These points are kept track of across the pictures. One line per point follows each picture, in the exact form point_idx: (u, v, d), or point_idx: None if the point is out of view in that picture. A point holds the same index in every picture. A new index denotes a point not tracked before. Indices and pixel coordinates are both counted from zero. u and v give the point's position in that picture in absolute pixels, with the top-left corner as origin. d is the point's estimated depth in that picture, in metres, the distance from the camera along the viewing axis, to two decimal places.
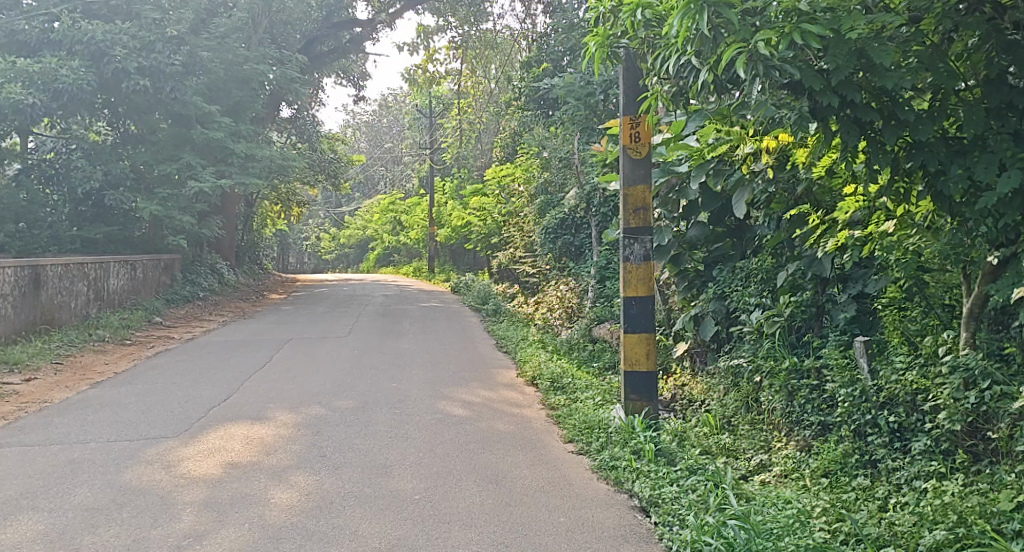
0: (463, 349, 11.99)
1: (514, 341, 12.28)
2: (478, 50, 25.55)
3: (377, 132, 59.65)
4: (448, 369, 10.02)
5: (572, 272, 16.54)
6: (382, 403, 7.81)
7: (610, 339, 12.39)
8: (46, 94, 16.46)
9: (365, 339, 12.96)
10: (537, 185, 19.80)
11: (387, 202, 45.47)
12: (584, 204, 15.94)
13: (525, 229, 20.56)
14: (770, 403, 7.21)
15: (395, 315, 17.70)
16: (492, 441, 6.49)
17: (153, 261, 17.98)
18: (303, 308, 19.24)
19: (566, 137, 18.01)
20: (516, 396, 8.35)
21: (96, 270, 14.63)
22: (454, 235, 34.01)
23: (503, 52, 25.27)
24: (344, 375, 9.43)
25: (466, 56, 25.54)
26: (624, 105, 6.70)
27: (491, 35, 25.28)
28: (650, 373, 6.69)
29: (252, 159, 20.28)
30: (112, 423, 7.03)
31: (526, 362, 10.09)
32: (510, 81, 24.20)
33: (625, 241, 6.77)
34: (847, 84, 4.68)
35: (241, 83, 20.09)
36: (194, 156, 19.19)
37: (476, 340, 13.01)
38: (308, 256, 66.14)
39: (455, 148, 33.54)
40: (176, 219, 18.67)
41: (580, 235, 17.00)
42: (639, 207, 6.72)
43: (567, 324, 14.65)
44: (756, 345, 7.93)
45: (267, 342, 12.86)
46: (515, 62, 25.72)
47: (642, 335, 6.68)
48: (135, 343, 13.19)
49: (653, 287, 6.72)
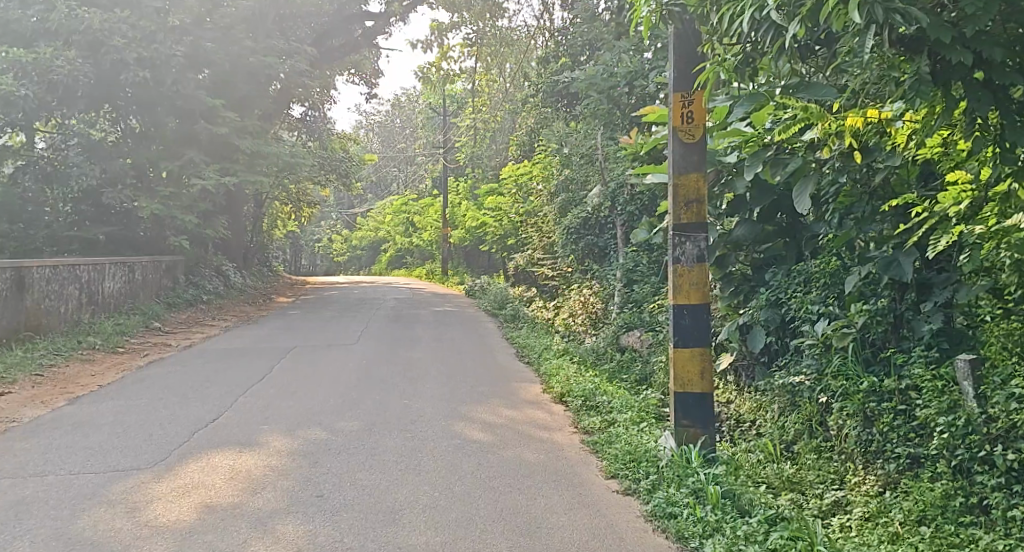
0: (481, 359, 11.03)
1: (536, 350, 11.31)
2: (493, 48, 24.56)
3: (390, 133, 58.86)
4: (465, 383, 9.06)
5: (596, 276, 15.58)
6: (391, 425, 6.83)
7: (638, 349, 11.54)
8: (41, 86, 15.63)
9: (376, 347, 12.03)
10: (557, 184, 18.83)
11: (399, 203, 44.61)
12: (608, 204, 15.00)
13: (544, 229, 19.60)
14: (842, 428, 6.29)
15: (408, 320, 16.73)
16: (524, 472, 5.59)
17: (154, 263, 17.08)
18: (311, 312, 18.32)
19: (588, 133, 17.05)
20: (543, 416, 7.37)
21: (90, 272, 13.76)
22: (468, 237, 33.10)
23: (519, 49, 24.21)
24: (350, 390, 8.49)
25: (481, 53, 24.64)
26: (675, 79, 5.69)
27: (506, 32, 24.21)
28: (706, 394, 5.68)
29: (258, 157, 19.42)
30: (79, 450, 6.06)
31: (551, 376, 9.11)
32: (528, 77, 23.25)
33: (674, 239, 5.78)
34: (983, 36, 3.67)
35: (247, 77, 19.19)
36: (198, 153, 18.20)
37: (495, 349, 12.04)
38: (320, 258, 65.39)
39: (469, 148, 32.65)
40: (179, 219, 17.79)
41: (604, 235, 16.01)
42: (692, 200, 5.73)
43: (591, 331, 13.68)
44: (820, 362, 6.97)
45: (269, 350, 11.92)
46: (532, 58, 24.76)
47: (695, 348, 5.70)
48: (128, 351, 12.26)
49: (708, 294, 5.72)
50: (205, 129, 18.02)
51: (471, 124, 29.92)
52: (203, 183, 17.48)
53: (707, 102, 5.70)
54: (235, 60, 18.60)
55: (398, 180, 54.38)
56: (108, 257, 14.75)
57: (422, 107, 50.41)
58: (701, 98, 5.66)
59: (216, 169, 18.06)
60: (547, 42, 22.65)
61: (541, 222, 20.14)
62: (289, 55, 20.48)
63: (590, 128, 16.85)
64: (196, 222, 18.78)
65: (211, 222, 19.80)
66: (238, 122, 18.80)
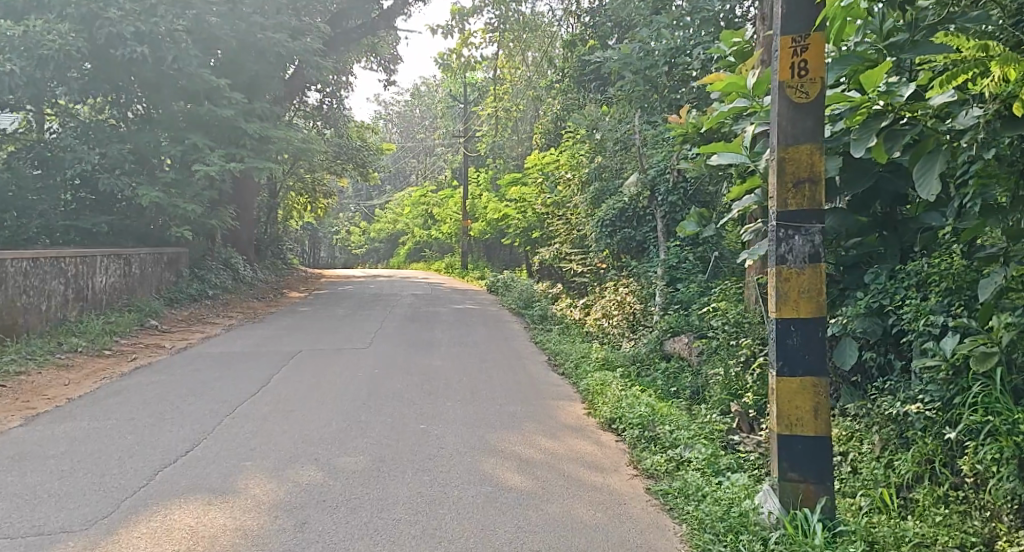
0: (509, 369, 9.67)
1: (572, 359, 9.93)
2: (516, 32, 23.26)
3: (409, 123, 57.50)
4: (492, 401, 7.70)
5: (633, 273, 14.12)
6: (406, 463, 5.48)
7: (687, 359, 10.22)
8: (29, 61, 14.39)
9: (391, 353, 10.68)
10: (588, 172, 17.37)
11: (419, 195, 43.15)
12: (648, 194, 13.55)
13: (573, 221, 18.14)
14: (989, 480, 4.91)
15: (426, 319, 15.39)
16: (580, 542, 4.30)
17: (154, 255, 15.73)
18: (322, 310, 16.98)
19: (624, 118, 15.60)
20: (591, 450, 6.01)
21: (79, 265, 12.46)
22: (489, 230, 31.68)
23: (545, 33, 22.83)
24: (355, 409, 7.15)
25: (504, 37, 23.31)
26: (783, 19, 4.30)
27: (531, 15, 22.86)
28: (821, 440, 4.28)
29: (267, 141, 18.08)
30: (5, 498, 4.75)
31: (596, 394, 7.68)
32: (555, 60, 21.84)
33: (778, 232, 4.38)
34: None
35: (256, 56, 17.79)
36: (203, 137, 16.82)
37: (525, 356, 10.69)
38: (339, 251, 64.18)
39: (490, 137, 31.23)
40: (180, 209, 16.44)
41: (642, 229, 14.47)
42: (803, 178, 4.33)
43: (630, 336, 12.29)
44: (945, 388, 5.56)
45: (272, 355, 10.59)
46: (558, 41, 23.35)
47: (807, 379, 4.29)
48: (115, 354, 10.94)
49: (825, 305, 4.31)
50: (209, 111, 16.65)
51: (492, 112, 28.47)
52: (205, 168, 16.08)
53: (825, 50, 4.31)
54: (243, 38, 17.26)
55: (416, 172, 53.00)
56: (100, 249, 13.43)
57: (441, 96, 49.00)
58: (818, 45, 4.28)
59: (221, 154, 16.69)
60: (575, 23, 21.19)
61: (569, 213, 18.70)
62: (299, 33, 19.12)
63: (626, 111, 15.38)
64: (201, 212, 17.41)
65: (218, 212, 18.45)
66: (244, 104, 17.39)
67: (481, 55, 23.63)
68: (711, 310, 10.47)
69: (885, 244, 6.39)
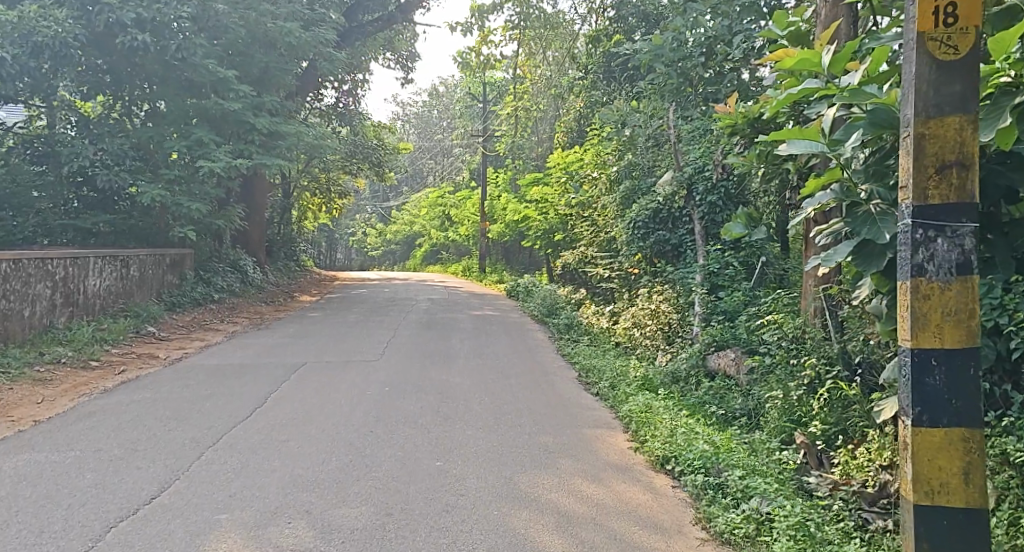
0: (538, 388, 8.60)
1: (608, 376, 8.87)
2: (537, 31, 23.02)
3: (427, 124, 56.55)
4: (520, 428, 6.67)
5: (669, 279, 12.99)
6: (418, 519, 4.49)
7: (736, 379, 9.21)
8: (23, 48, 13.46)
9: (404, 366, 9.62)
10: (617, 170, 16.24)
11: (436, 196, 42.01)
12: (685, 193, 12.81)
13: (600, 223, 17.01)
14: None
15: (443, 327, 14.31)
16: None
17: (155, 256, 14.43)
18: (333, 316, 15.90)
19: (659, 113, 14.50)
20: (643, 501, 4.98)
21: (69, 268, 11.37)
22: (509, 233, 30.60)
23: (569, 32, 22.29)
24: (362, 439, 6.14)
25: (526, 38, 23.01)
26: None
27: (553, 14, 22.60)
28: (972, 512, 3.23)
29: (276, 137, 17.08)
30: None
31: (642, 423, 6.61)
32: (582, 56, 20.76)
33: (914, 235, 3.31)
34: None
35: (266, 47, 16.76)
36: (209, 132, 15.76)
37: (553, 373, 9.60)
38: (354, 252, 63.20)
39: (509, 136, 30.19)
40: (185, 207, 15.38)
41: (678, 230, 13.40)
42: (950, 162, 3.26)
43: (668, 348, 11.17)
44: None
45: (274, 367, 9.50)
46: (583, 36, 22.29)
47: (954, 430, 3.24)
48: (102, 365, 9.90)
49: (977, 331, 3.25)
50: (214, 103, 15.46)
51: (512, 111, 27.41)
52: (210, 164, 15.02)
53: None
54: (253, 28, 16.23)
55: (433, 173, 52.02)
56: (95, 250, 12.28)
57: (460, 95, 48.00)
58: None
59: (228, 150, 15.65)
60: (600, 17, 20.13)
61: (596, 215, 17.58)
62: (312, 24, 18.14)
63: (659, 106, 14.28)
64: (207, 211, 16.33)
65: (225, 211, 17.39)
66: (253, 97, 16.35)
67: (502, 54, 22.71)
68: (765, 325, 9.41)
69: (991, 251, 4.94)
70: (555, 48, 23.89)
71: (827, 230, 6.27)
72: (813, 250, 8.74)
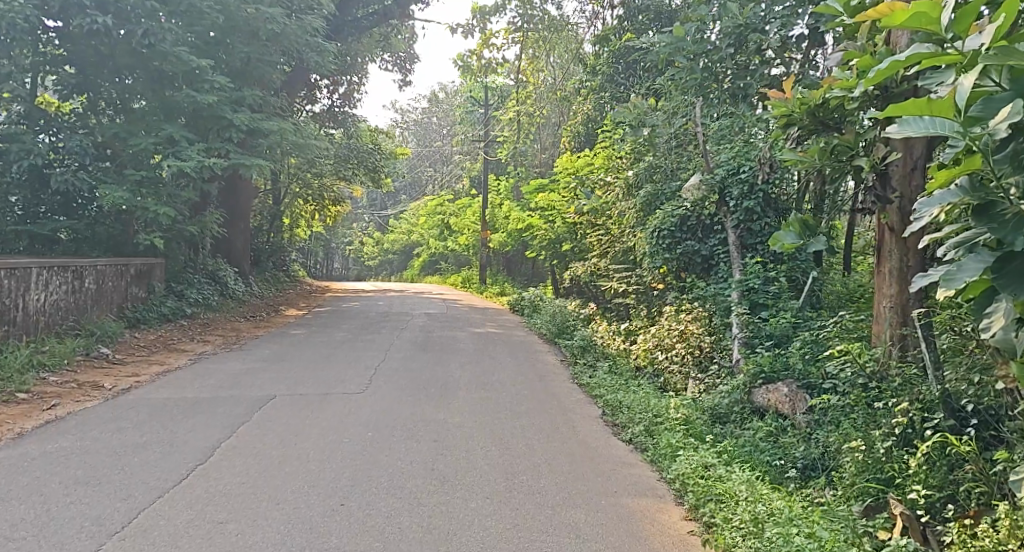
0: (556, 433, 7.04)
1: (643, 420, 7.29)
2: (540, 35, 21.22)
3: (427, 132, 54.95)
4: (539, 499, 5.16)
5: (699, 295, 11.40)
6: None
7: (792, 422, 7.68)
8: None
9: (394, 401, 8.07)
10: (635, 174, 14.64)
11: (435, 204, 40.40)
12: (717, 198, 11.37)
13: (616, 232, 15.41)
14: None
15: (441, 348, 12.68)
16: None
17: (116, 267, 12.76)
18: (319, 333, 14.26)
19: (682, 110, 12.96)
20: None
21: (6, 280, 9.74)
22: (511, 242, 28.94)
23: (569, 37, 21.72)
24: (328, 520, 4.61)
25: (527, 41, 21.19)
26: None
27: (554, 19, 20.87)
28: None
29: (258, 134, 15.31)
30: None
31: (704, 493, 5.08)
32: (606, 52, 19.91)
33: None
34: None
35: (248, 37, 15.12)
36: (182, 129, 14.07)
37: (571, 411, 8.01)
38: (353, 262, 61.42)
39: (512, 142, 28.56)
40: (153, 213, 13.71)
41: (709, 240, 11.87)
42: None
43: (703, 377, 9.57)
44: None
45: (237, 403, 7.83)
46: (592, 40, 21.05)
47: None
48: (31, 397, 8.23)
49: None
50: (186, 96, 13.72)
51: (515, 116, 25.80)
52: (180, 164, 13.29)
53: None
54: (232, 16, 14.62)
55: (433, 181, 50.38)
56: (40, 259, 10.66)
57: (461, 101, 46.37)
58: None
59: (202, 148, 13.93)
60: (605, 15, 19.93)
61: (610, 223, 15.97)
62: (300, 13, 16.51)
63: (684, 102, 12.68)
64: (180, 216, 14.60)
65: (201, 217, 15.66)
66: (232, 90, 14.62)
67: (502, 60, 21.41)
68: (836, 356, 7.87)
69: None
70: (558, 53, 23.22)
71: (951, 245, 4.73)
72: (890, 276, 7.46)
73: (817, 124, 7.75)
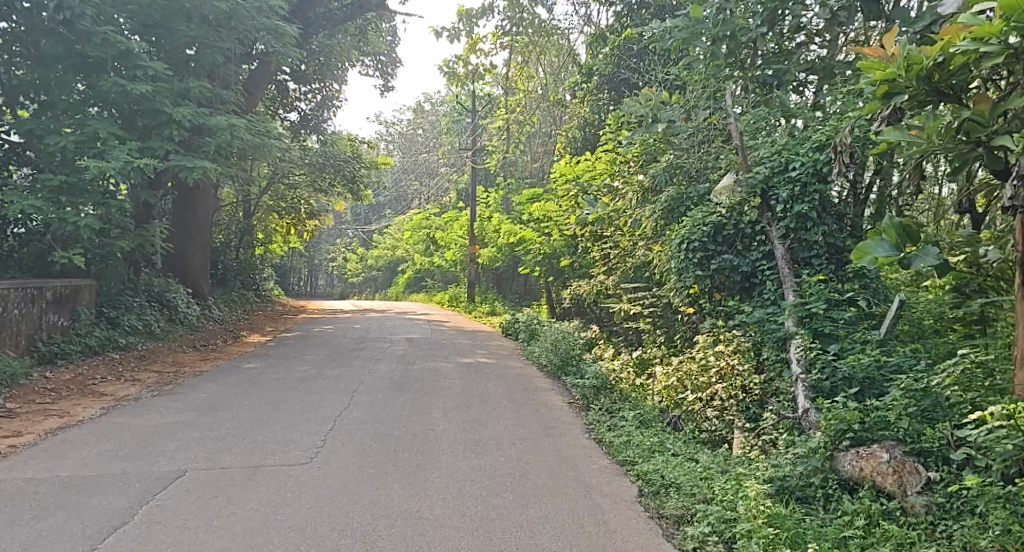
0: (578, 535, 4.92)
1: (709, 513, 5.08)
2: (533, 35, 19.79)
3: (412, 143, 52.74)
4: None
5: (739, 321, 9.23)
6: None
7: (903, 507, 5.52)
8: None
9: (347, 475, 5.88)
10: (648, 180, 12.49)
11: (420, 217, 38.19)
12: (759, 201, 9.42)
13: (626, 244, 13.26)
14: None
15: (422, 385, 10.43)
16: None
17: (24, 291, 10.45)
18: (277, 367, 11.94)
19: (707, 100, 10.90)
20: None
21: None
22: (502, 257, 26.70)
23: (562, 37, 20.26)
24: None
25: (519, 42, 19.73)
26: None
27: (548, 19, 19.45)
28: None
29: (205, 132, 12.92)
30: None
31: None
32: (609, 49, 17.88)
33: None
34: None
35: (193, 20, 12.84)
36: (111, 125, 11.73)
37: (594, 488, 5.82)
38: (336, 279, 59.07)
39: (501, 150, 26.40)
40: (73, 226, 11.32)
41: (751, 253, 9.69)
42: None
43: (761, 428, 7.37)
44: None
45: (126, 486, 5.51)
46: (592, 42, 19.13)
47: None
48: None
49: None
50: (113, 83, 11.35)
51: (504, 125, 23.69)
52: (101, 164, 10.88)
53: None
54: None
55: (419, 193, 48.13)
56: None
57: (447, 110, 44.20)
58: None
59: (134, 147, 11.54)
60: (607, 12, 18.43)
61: (618, 235, 13.81)
62: None
63: (711, 89, 10.55)
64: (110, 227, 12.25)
65: (141, 229, 13.31)
66: (174, 81, 12.30)
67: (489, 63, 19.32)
68: (974, 420, 5.85)
69: None
70: (550, 58, 22.13)
71: None
72: None
73: (930, 92, 5.63)
